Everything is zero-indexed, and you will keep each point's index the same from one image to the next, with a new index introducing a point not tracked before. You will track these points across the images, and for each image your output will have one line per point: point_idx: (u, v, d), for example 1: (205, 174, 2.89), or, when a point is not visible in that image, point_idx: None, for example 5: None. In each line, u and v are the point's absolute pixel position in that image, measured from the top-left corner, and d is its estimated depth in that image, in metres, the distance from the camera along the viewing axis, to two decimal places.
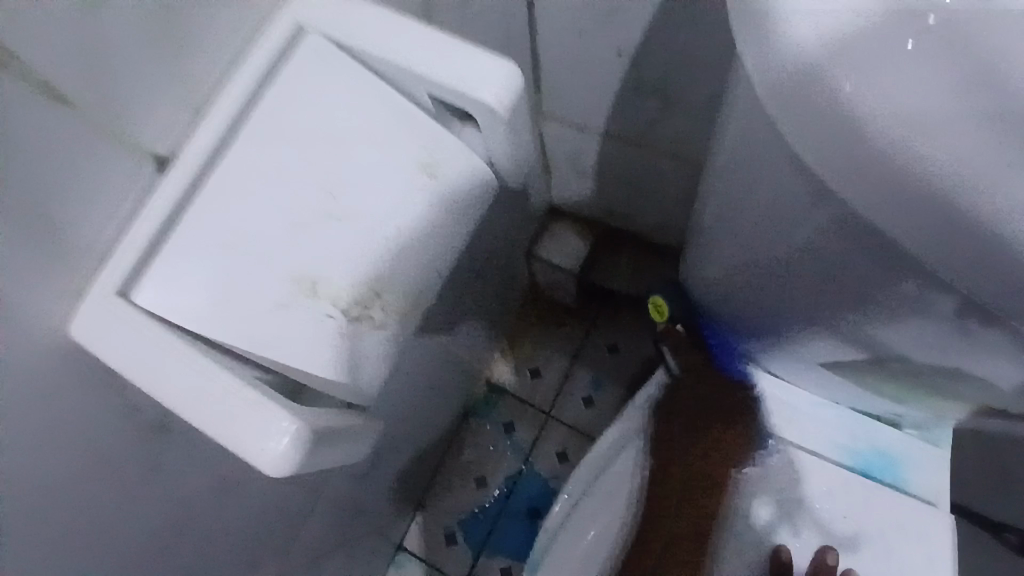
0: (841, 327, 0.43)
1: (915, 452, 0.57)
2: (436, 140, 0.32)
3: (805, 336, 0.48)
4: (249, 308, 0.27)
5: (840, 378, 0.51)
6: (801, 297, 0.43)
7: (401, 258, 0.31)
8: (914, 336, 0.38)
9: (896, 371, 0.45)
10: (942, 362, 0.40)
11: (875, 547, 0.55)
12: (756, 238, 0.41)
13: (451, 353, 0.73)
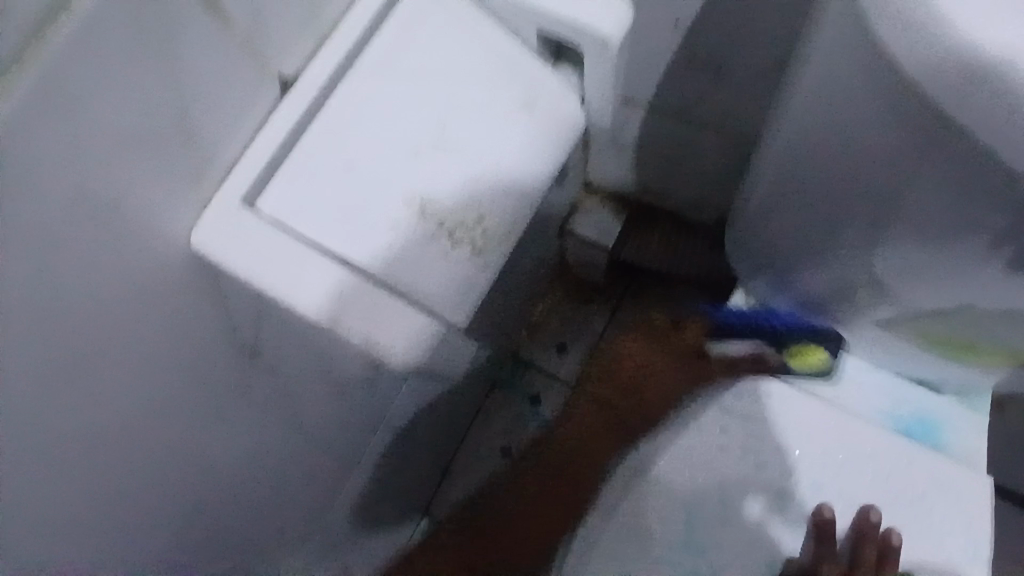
0: (901, 279, 0.43)
1: (953, 417, 0.59)
2: (535, 79, 0.34)
3: (857, 294, 0.49)
4: (368, 227, 0.30)
5: (888, 337, 0.53)
6: (856, 250, 0.44)
7: (502, 187, 0.33)
8: (981, 281, 0.38)
9: (949, 325, 0.46)
10: (1006, 308, 0.40)
11: (916, 508, 0.56)
12: (820, 193, 0.43)
13: (490, 321, 0.74)
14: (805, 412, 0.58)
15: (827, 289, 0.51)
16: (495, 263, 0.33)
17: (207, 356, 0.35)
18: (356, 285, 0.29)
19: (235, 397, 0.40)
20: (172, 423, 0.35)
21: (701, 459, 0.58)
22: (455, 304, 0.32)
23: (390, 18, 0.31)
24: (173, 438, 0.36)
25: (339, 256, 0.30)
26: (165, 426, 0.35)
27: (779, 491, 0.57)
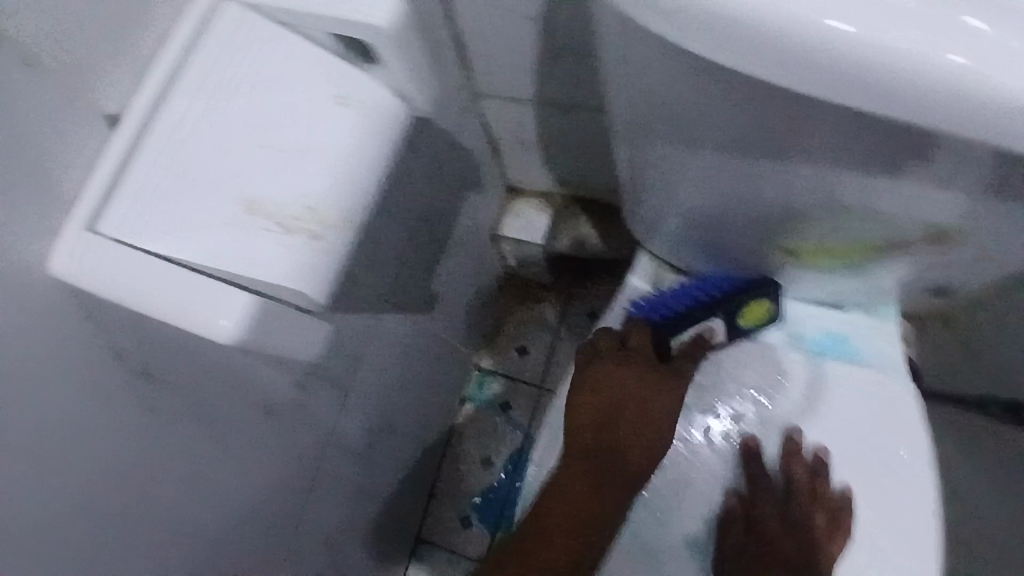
0: (767, 199, 0.46)
1: (864, 331, 0.62)
2: (347, 74, 0.34)
3: (742, 224, 0.52)
4: (204, 231, 0.31)
5: (783, 263, 0.56)
6: (720, 185, 0.47)
7: (328, 176, 0.34)
8: (818, 177, 0.41)
9: (822, 233, 0.49)
10: (850, 202, 0.43)
11: (839, 421, 0.59)
12: (664, 141, 0.45)
13: (418, 328, 0.78)
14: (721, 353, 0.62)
15: (714, 229, 0.55)
16: (337, 245, 0.34)
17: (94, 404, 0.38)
18: (199, 280, 0.31)
19: (148, 446, 0.43)
20: (68, 477, 0.37)
21: None
22: (303, 285, 0.33)
23: (201, 37, 0.32)
24: (80, 491, 0.39)
25: (178, 252, 0.31)
26: (61, 481, 0.37)
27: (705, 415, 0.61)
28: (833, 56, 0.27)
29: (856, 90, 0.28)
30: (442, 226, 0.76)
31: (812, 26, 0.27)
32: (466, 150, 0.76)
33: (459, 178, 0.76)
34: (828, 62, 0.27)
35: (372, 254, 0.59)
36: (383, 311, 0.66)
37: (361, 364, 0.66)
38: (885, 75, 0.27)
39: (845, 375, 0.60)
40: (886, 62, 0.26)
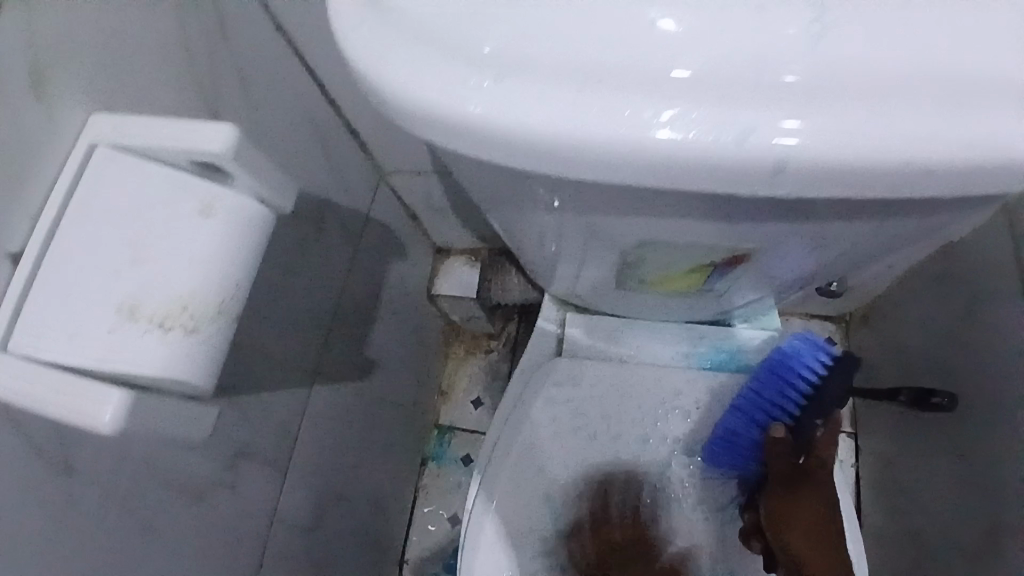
0: (618, 246, 0.48)
1: (755, 340, 0.67)
2: (204, 188, 0.41)
3: (603, 266, 0.55)
4: (91, 341, 0.37)
5: (656, 293, 0.60)
6: (578, 239, 0.49)
7: (198, 278, 0.40)
8: (666, 231, 0.43)
9: (672, 268, 0.52)
10: (692, 242, 0.44)
11: None
12: (521, 218, 0.48)
13: (357, 392, 0.84)
14: (626, 380, 0.65)
15: (586, 271, 0.58)
16: (213, 334, 0.40)
17: (38, 517, 0.41)
18: (79, 381, 0.35)
19: (95, 546, 0.46)
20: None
21: (546, 451, 0.64)
22: (187, 374, 0.39)
23: (80, 178, 0.39)
24: None
25: (66, 361, 0.36)
26: None
27: (618, 441, 0.63)
28: (646, 160, 0.28)
29: (680, 179, 0.29)
30: (369, 296, 0.84)
31: (647, 144, 0.28)
32: (384, 224, 0.85)
33: (381, 251, 0.85)
34: (643, 162, 0.28)
35: (293, 331, 0.66)
36: (310, 380, 0.72)
37: (301, 435, 0.72)
38: (708, 163, 0.28)
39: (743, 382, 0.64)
40: (703, 154, 0.28)
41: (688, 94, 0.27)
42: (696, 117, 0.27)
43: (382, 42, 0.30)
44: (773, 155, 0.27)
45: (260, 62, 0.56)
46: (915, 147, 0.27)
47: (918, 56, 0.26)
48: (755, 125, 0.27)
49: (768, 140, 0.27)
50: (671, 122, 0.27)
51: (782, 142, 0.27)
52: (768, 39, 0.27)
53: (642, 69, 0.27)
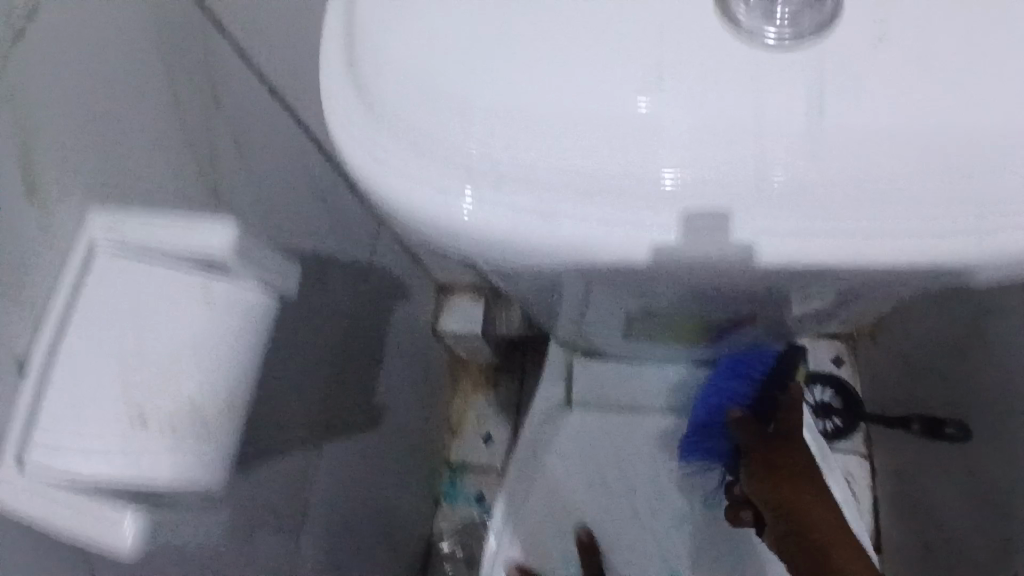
0: (631, 309, 0.47)
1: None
2: (208, 280, 0.41)
3: (613, 322, 0.54)
4: (105, 452, 0.36)
5: (665, 344, 0.58)
6: (589, 303, 0.48)
7: (204, 372, 0.40)
8: (689, 300, 0.41)
9: (683, 326, 0.50)
10: (714, 307, 0.42)
11: None
12: (530, 291, 0.47)
13: (366, 442, 0.84)
14: (632, 424, 0.66)
15: (595, 325, 0.57)
16: (228, 427, 0.42)
17: None
18: (98, 500, 0.37)
19: None
20: None
21: (558, 499, 0.65)
22: (201, 472, 0.40)
23: (87, 282, 0.38)
24: None
25: (79, 474, 0.36)
26: None
27: (626, 489, 0.65)
28: (636, 254, 0.32)
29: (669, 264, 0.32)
30: (375, 345, 0.83)
31: (636, 240, 0.31)
32: (387, 271, 0.84)
33: (384, 298, 0.84)
34: (634, 256, 0.32)
35: (300, 393, 0.66)
36: (320, 438, 0.72)
37: (313, 493, 0.72)
38: (692, 253, 0.32)
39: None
40: (685, 249, 0.31)
41: (684, 198, 0.31)
42: (695, 220, 0.31)
43: (399, 159, 0.32)
44: (767, 250, 0.31)
45: (255, 134, 0.55)
46: (890, 235, 0.30)
47: (889, 150, 0.30)
48: (737, 225, 0.30)
49: (759, 236, 0.31)
50: (673, 222, 0.31)
51: (771, 237, 0.31)
52: (753, 145, 0.30)
53: (644, 176, 0.31)
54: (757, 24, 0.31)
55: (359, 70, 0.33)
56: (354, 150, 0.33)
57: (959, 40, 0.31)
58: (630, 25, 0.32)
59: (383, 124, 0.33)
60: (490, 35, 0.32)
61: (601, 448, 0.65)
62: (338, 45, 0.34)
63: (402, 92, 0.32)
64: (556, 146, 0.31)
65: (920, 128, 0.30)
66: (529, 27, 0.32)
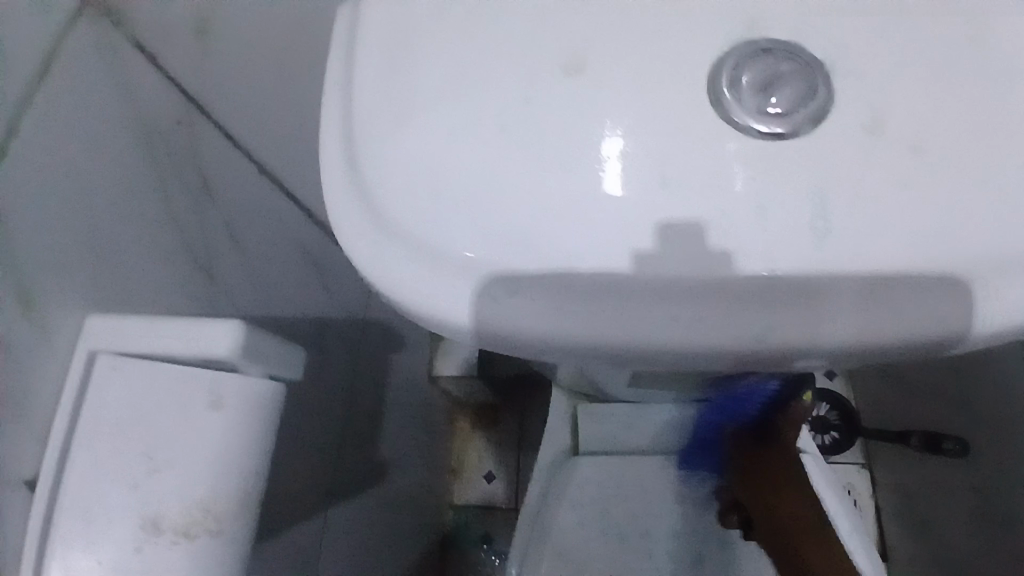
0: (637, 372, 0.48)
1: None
2: (212, 381, 0.40)
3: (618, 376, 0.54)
4: (122, 562, 0.36)
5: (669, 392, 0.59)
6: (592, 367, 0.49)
7: (214, 477, 0.39)
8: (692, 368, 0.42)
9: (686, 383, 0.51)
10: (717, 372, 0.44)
11: None
12: None
13: (371, 498, 0.82)
14: (648, 472, 0.64)
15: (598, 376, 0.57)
16: (238, 528, 0.40)
17: None
18: None
19: None
20: None
21: (576, 555, 0.63)
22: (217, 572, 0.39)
23: (93, 386, 0.38)
24: None
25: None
26: None
27: (647, 537, 0.63)
28: (671, 341, 0.28)
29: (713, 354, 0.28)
30: (374, 398, 0.82)
31: (664, 326, 0.28)
32: (382, 322, 0.84)
33: (380, 350, 0.83)
34: (671, 341, 0.28)
35: (303, 462, 0.65)
36: (327, 503, 0.70)
37: (322, 560, 0.70)
38: (740, 335, 0.27)
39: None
40: (728, 331, 0.27)
41: (649, 230, 0.29)
42: (662, 252, 0.29)
43: (388, 258, 0.30)
44: (777, 334, 0.27)
45: (244, 208, 0.55)
46: (909, 286, 0.28)
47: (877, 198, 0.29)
48: (776, 321, 0.27)
49: (771, 314, 0.27)
50: (629, 262, 0.29)
51: (780, 317, 0.27)
52: (768, 228, 0.28)
53: (647, 260, 0.28)
54: (748, 115, 0.30)
55: (356, 167, 0.32)
56: (346, 245, 0.31)
57: (953, 115, 0.30)
58: (629, 113, 0.31)
59: (376, 221, 0.30)
60: (483, 127, 0.31)
61: (616, 499, 0.63)
62: (331, 135, 0.33)
63: (395, 186, 0.31)
64: (558, 235, 0.29)
65: (919, 191, 0.29)
66: (520, 121, 0.31)
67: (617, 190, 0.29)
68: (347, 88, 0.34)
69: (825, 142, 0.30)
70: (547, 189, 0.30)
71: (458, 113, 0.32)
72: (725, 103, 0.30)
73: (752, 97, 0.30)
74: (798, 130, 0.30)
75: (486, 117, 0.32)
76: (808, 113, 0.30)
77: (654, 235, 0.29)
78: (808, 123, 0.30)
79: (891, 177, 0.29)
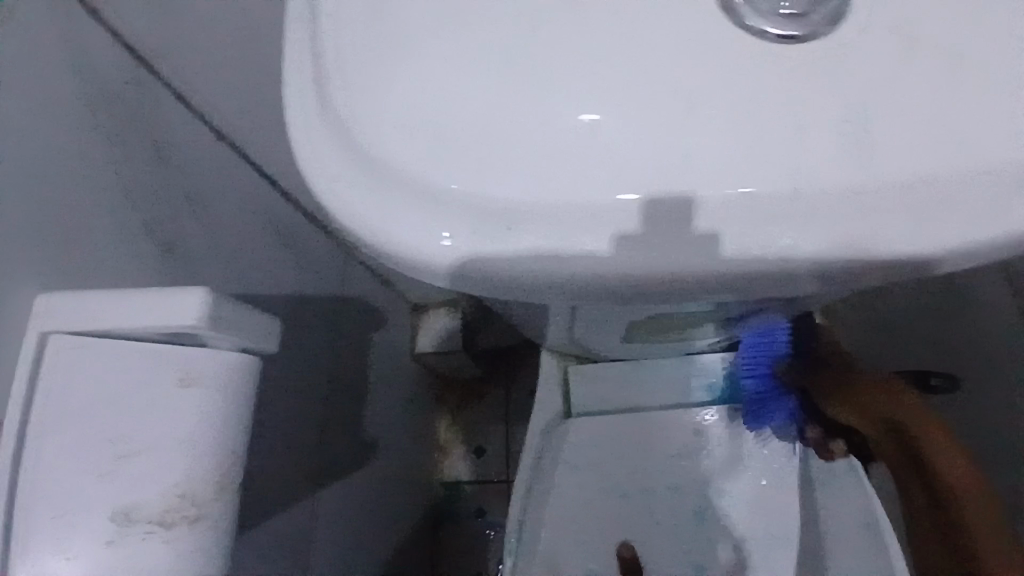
0: (633, 321, 0.46)
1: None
2: (183, 359, 0.37)
3: (612, 329, 0.52)
4: (91, 557, 0.33)
5: (663, 343, 0.57)
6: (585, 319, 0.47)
7: (190, 462, 0.36)
8: (688, 312, 0.40)
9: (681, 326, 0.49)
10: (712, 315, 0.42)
11: (772, 461, 0.61)
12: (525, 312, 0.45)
13: (360, 479, 0.80)
14: (644, 428, 0.62)
15: (589, 331, 0.55)
16: (220, 513, 0.37)
17: None
18: None
19: None
20: None
21: (574, 516, 0.62)
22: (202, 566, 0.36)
23: (47, 370, 0.35)
24: None
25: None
26: None
27: (645, 493, 0.62)
28: (669, 270, 0.26)
29: (713, 280, 0.27)
30: (357, 378, 0.79)
31: (661, 252, 0.26)
32: (362, 298, 0.81)
33: (361, 327, 0.80)
34: (668, 272, 0.26)
35: (286, 445, 0.62)
36: (314, 486, 0.68)
37: (313, 544, 0.68)
38: (734, 260, 0.26)
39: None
40: (724, 255, 0.26)
41: (634, 206, 0.26)
42: (648, 231, 0.26)
43: (379, 201, 0.27)
44: (806, 249, 0.26)
45: (205, 178, 0.51)
46: (929, 196, 0.26)
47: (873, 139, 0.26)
48: (787, 239, 0.26)
49: (783, 233, 0.26)
50: (610, 246, 0.26)
51: (805, 236, 0.26)
52: (790, 139, 0.26)
53: (659, 179, 0.26)
54: (762, 21, 0.28)
55: (330, 103, 0.29)
56: (324, 194, 0.28)
57: (958, 12, 0.28)
58: (626, 27, 0.29)
59: (360, 161, 0.28)
60: (466, 49, 0.28)
61: (612, 459, 0.62)
62: (299, 80, 0.30)
63: (374, 122, 0.28)
64: (549, 162, 0.27)
65: (933, 93, 0.27)
66: (508, 40, 0.28)
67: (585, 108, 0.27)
68: (315, 28, 0.31)
69: (835, 44, 0.28)
70: (548, 111, 0.27)
71: (436, 35, 0.29)
72: (737, 7, 0.29)
73: (765, 0, 0.29)
74: (816, 33, 0.28)
75: (461, 39, 0.28)
76: (825, 14, 0.28)
77: (641, 212, 0.26)
78: (826, 24, 0.28)
79: (894, 84, 0.27)
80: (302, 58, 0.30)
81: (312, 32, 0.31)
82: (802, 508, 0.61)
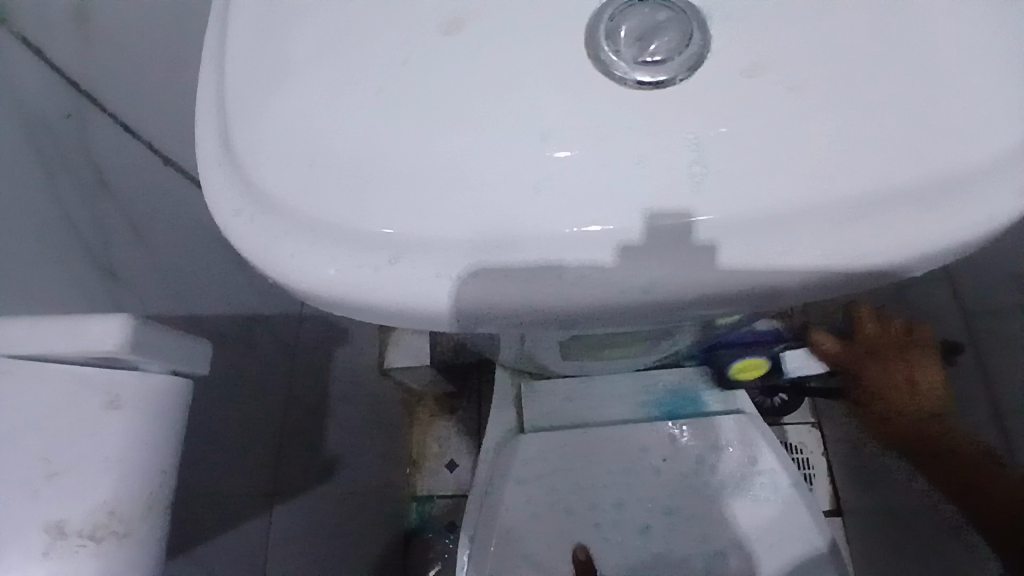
0: (559, 342, 0.47)
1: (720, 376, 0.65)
2: (108, 380, 0.38)
3: (546, 347, 0.53)
4: (24, 562, 0.34)
5: (603, 360, 0.58)
6: (515, 342, 0.48)
7: (119, 481, 0.37)
8: (608, 332, 0.42)
9: (610, 345, 0.50)
10: (634, 332, 0.44)
11: (720, 474, 0.63)
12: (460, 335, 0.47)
13: (321, 494, 0.81)
14: (595, 443, 0.63)
15: (528, 349, 0.56)
16: (151, 527, 0.39)
17: None
18: None
19: None
20: None
21: (524, 532, 0.64)
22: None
23: None
24: None
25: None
26: None
27: (591, 507, 0.64)
28: (579, 301, 0.28)
29: (605, 309, 0.28)
30: (317, 395, 0.80)
31: (571, 282, 0.28)
32: (324, 317, 0.82)
33: (321, 345, 0.81)
34: (578, 302, 0.28)
35: (240, 459, 0.63)
36: (271, 500, 0.69)
37: (269, 559, 0.69)
38: (624, 291, 0.28)
39: (709, 428, 0.63)
40: (613, 288, 0.28)
41: (618, 229, 0.28)
42: (647, 242, 0.28)
43: (269, 232, 0.29)
44: (667, 284, 0.28)
45: (146, 202, 0.52)
46: (822, 232, 0.27)
47: (752, 189, 0.28)
48: (666, 277, 0.28)
49: (662, 268, 0.28)
50: (595, 264, 0.28)
51: (665, 268, 0.27)
52: (655, 176, 0.28)
53: (518, 216, 0.28)
54: (625, 66, 0.30)
55: (230, 144, 0.31)
56: (230, 229, 0.30)
57: (833, 50, 0.30)
58: (512, 67, 0.30)
59: (260, 197, 0.30)
60: (362, 93, 0.30)
61: (561, 475, 0.63)
62: (207, 128, 0.32)
63: (285, 165, 0.29)
64: (462, 202, 0.28)
65: (820, 133, 0.28)
66: (396, 82, 0.30)
67: (486, 149, 0.29)
68: (221, 73, 0.33)
69: (701, 87, 0.29)
70: (424, 151, 0.29)
71: (331, 79, 0.31)
72: (604, 56, 0.30)
73: (629, 48, 0.30)
74: (674, 79, 0.29)
75: (367, 86, 0.30)
76: (684, 60, 0.29)
77: (642, 226, 0.28)
78: (684, 72, 0.29)
79: (768, 126, 0.28)
80: (212, 100, 0.33)
81: (220, 78, 0.33)
82: (747, 522, 0.62)
